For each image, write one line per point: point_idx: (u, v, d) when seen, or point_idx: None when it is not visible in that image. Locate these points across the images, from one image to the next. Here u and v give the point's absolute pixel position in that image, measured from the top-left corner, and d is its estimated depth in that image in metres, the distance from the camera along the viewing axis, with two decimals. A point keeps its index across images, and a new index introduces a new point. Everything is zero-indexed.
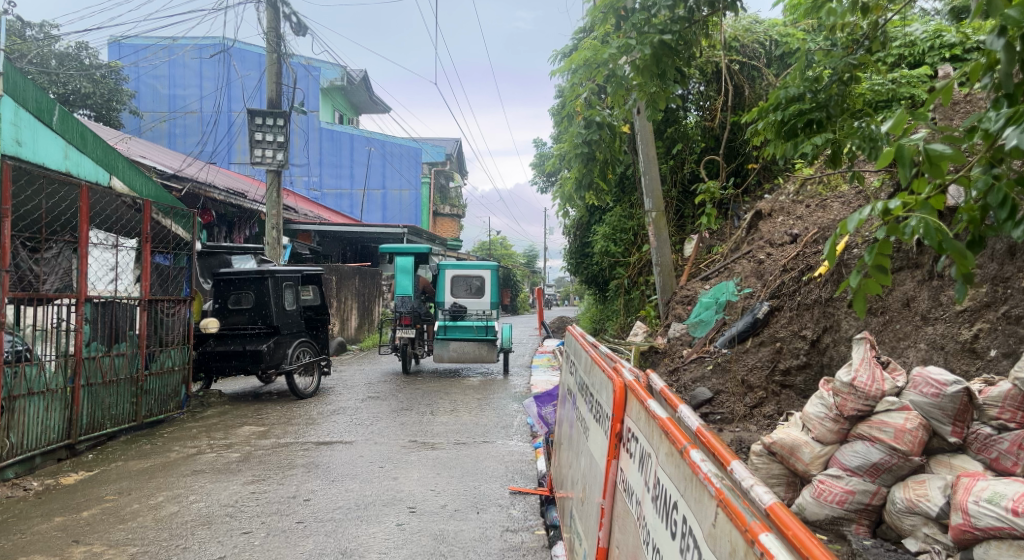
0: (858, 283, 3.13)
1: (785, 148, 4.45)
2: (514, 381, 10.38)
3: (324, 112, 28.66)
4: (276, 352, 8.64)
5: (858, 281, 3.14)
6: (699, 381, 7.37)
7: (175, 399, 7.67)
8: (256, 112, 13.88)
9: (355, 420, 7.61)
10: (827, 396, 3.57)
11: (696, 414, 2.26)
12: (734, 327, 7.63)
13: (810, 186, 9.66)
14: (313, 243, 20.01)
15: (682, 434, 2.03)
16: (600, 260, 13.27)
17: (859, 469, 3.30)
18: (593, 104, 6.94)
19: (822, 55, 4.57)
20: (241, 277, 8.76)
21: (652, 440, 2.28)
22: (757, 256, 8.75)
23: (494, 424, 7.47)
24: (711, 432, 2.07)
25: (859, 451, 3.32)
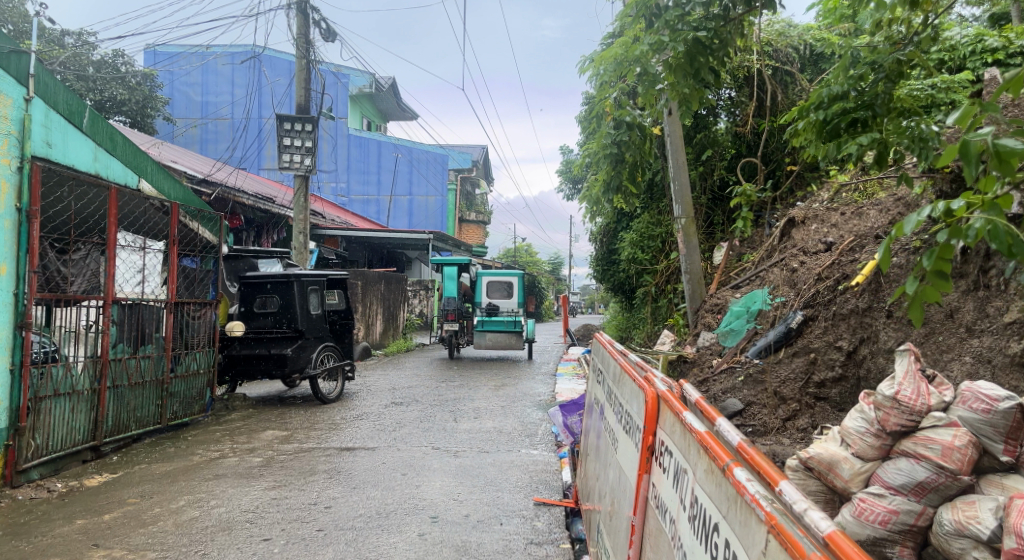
0: (915, 290, 2.93)
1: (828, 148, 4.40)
2: (539, 388, 10.25)
3: (353, 119, 28.87)
4: (300, 356, 8.62)
5: (914, 288, 2.94)
6: (729, 392, 7.18)
7: (200, 403, 7.65)
8: (284, 118, 13.91)
9: (378, 426, 7.52)
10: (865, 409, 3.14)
11: (735, 428, 2.12)
12: (766, 337, 7.43)
13: (845, 193, 9.44)
14: (339, 248, 20.11)
15: (723, 450, 1.91)
16: (627, 267, 13.11)
17: (903, 487, 2.88)
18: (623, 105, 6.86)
19: (868, 52, 4.39)
20: (267, 280, 8.75)
21: (689, 455, 2.13)
22: (790, 264, 8.54)
23: (518, 432, 7.33)
24: (754, 448, 1.94)
25: (903, 468, 2.89)
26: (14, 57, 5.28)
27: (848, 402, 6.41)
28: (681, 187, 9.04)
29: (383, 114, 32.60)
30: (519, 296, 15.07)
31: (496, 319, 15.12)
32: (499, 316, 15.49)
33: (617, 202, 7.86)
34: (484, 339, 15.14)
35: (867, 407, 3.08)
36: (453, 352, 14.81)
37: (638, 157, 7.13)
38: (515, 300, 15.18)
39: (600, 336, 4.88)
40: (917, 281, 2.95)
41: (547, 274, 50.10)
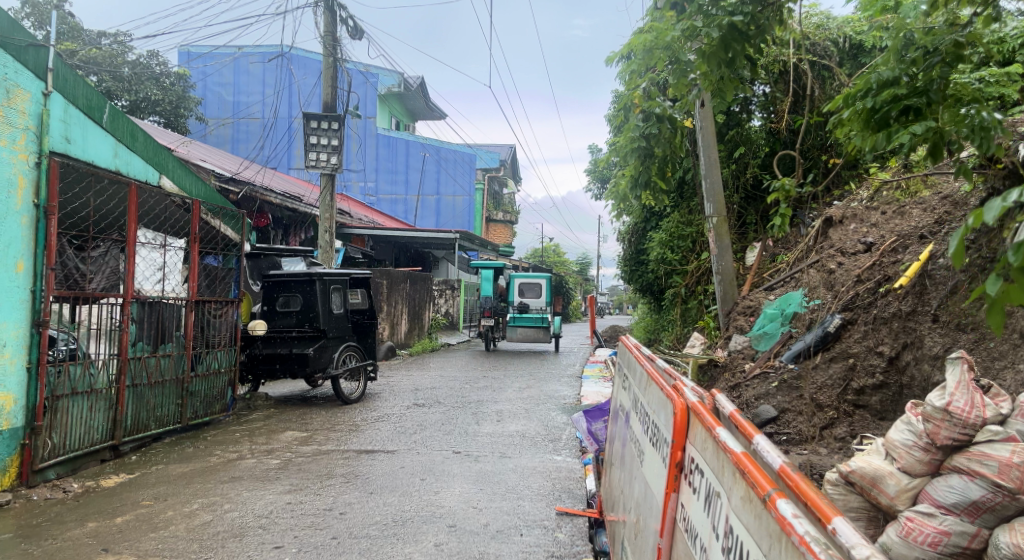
0: (999, 290, 2.57)
1: (877, 138, 4.22)
2: (564, 390, 10.04)
3: (382, 118, 28.90)
4: (322, 356, 8.50)
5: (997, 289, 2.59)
6: (763, 398, 6.89)
7: (221, 402, 7.56)
8: (311, 116, 13.86)
9: (399, 428, 7.37)
10: (911, 419, 2.63)
11: (776, 449, 1.90)
12: (802, 341, 7.15)
13: (886, 192, 9.09)
14: (366, 247, 20.11)
15: (763, 476, 1.68)
16: (656, 268, 12.84)
17: (956, 507, 2.39)
18: (654, 97, 6.63)
19: (924, 34, 4.16)
20: (290, 279, 8.66)
21: (724, 478, 1.90)
22: (827, 264, 8.21)
23: (542, 436, 7.13)
24: (799, 474, 1.71)
25: (955, 487, 2.41)
26: (31, 51, 5.21)
27: (889, 410, 6.09)
28: (714, 185, 8.75)
29: (411, 114, 32.60)
30: (548, 295, 16.34)
31: (527, 316, 16.41)
32: (530, 314, 16.70)
33: (648, 201, 7.61)
34: (516, 333, 16.50)
35: (916, 419, 2.60)
36: (489, 345, 16.27)
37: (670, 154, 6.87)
38: (545, 299, 16.51)
39: (627, 339, 4.65)
40: (1002, 280, 2.59)
41: (575, 274, 49.82)
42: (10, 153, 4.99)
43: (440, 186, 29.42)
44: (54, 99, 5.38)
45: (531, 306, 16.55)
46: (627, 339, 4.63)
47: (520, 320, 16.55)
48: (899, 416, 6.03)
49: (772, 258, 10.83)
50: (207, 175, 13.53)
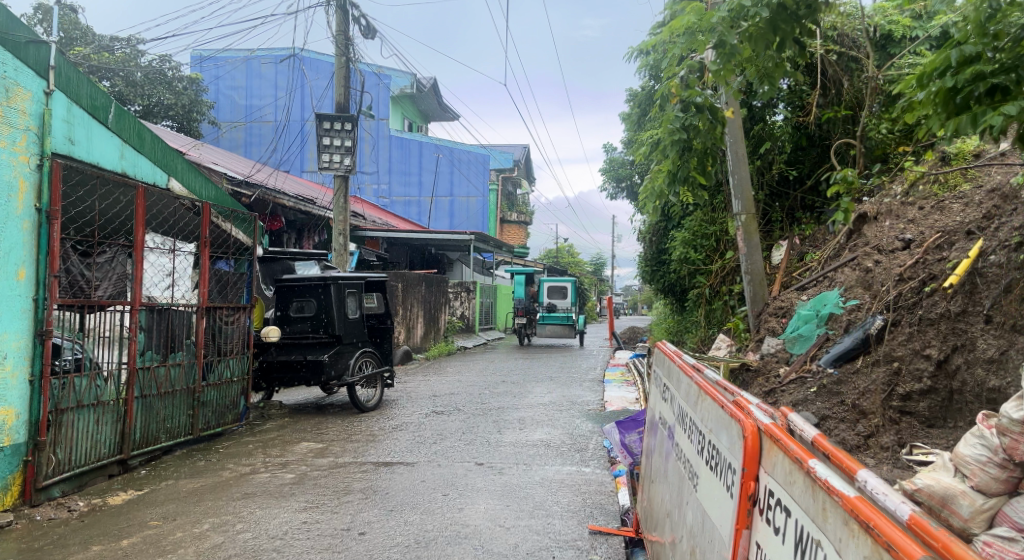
0: None
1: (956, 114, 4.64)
2: (586, 395, 9.73)
3: (394, 120, 28.68)
4: (337, 363, 8.23)
5: None
6: (801, 404, 6.53)
7: (233, 412, 7.29)
8: (323, 117, 13.62)
9: (418, 438, 7.08)
10: (982, 431, 2.34)
11: (896, 495, 1.62)
12: (840, 344, 6.80)
13: (923, 186, 8.72)
14: (380, 250, 19.88)
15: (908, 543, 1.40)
16: (678, 268, 12.49)
17: None
18: (692, 85, 6.28)
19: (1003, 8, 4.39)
20: (303, 284, 8.41)
21: (835, 529, 1.61)
22: (864, 263, 7.83)
23: (567, 446, 6.80)
24: (944, 536, 1.44)
25: None
26: (32, 48, 4.96)
27: (938, 417, 5.75)
28: (743, 181, 8.40)
29: (424, 115, 32.41)
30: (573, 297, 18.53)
31: (554, 315, 18.56)
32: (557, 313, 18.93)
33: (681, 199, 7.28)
34: (545, 329, 18.75)
35: (988, 430, 2.31)
36: (522, 340, 18.52)
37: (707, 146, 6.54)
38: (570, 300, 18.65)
39: (666, 347, 4.26)
40: None
41: (589, 275, 49.49)
42: (9, 155, 4.75)
43: (453, 187, 29.17)
44: (55, 98, 5.12)
45: (559, 307, 18.80)
46: (666, 347, 4.23)
47: (548, 319, 18.79)
48: (949, 423, 5.69)
49: (801, 257, 10.49)
50: (219, 178, 13.35)
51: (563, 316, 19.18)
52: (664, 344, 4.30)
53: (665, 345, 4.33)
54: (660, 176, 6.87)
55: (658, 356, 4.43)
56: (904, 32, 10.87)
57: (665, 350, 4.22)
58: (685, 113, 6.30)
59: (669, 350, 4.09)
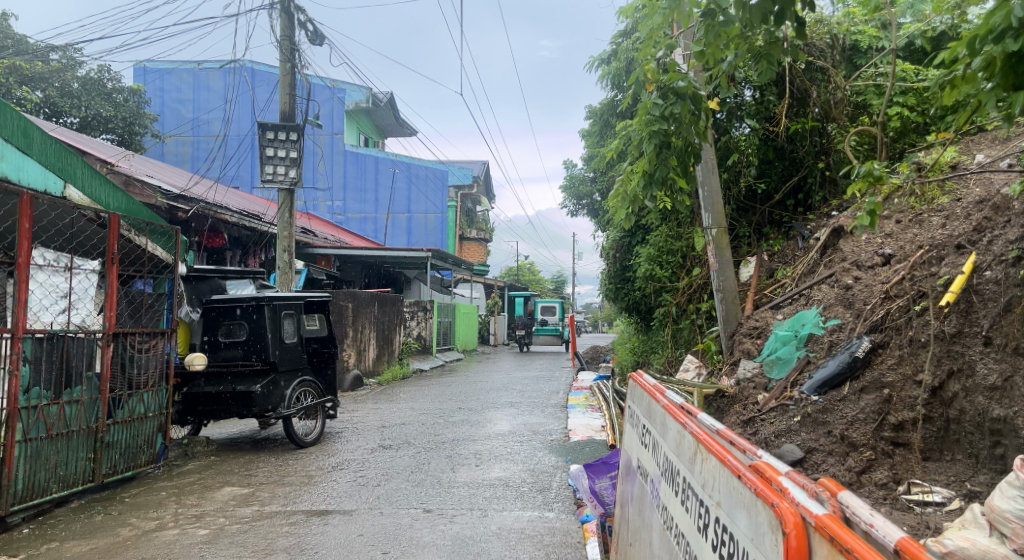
0: None
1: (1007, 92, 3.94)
2: (549, 422, 9.05)
3: (350, 135, 27.77)
4: (272, 394, 7.40)
5: None
6: (784, 435, 5.92)
7: (148, 452, 6.41)
8: (267, 127, 12.78)
9: (360, 480, 6.26)
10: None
11: None
12: (823, 368, 6.22)
13: (898, 199, 8.28)
14: (332, 268, 19.01)
15: None
16: (643, 286, 11.94)
17: None
18: (675, 69, 5.62)
19: None
20: (233, 305, 7.60)
21: None
22: (843, 280, 7.32)
23: (528, 485, 6.08)
24: None
25: None
26: None
27: (934, 449, 5.17)
28: (713, 193, 7.95)
29: (380, 131, 31.64)
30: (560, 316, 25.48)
31: (547, 328, 26.37)
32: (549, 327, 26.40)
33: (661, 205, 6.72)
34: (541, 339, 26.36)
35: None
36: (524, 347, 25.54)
37: (692, 140, 5.95)
38: (557, 317, 26.40)
39: (647, 381, 3.61)
40: None
41: (550, 292, 49.14)
42: None
43: (411, 204, 28.43)
44: None
45: (549, 322, 26.07)
46: (647, 381, 3.58)
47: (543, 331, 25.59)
48: (946, 456, 5.11)
49: (771, 274, 10.07)
50: (153, 192, 12.46)
51: (552, 330, 26.41)
52: (644, 378, 3.65)
53: (645, 379, 3.68)
54: (636, 178, 6.23)
55: (636, 392, 3.78)
56: (871, 43, 10.58)
57: (646, 384, 3.57)
58: (665, 102, 5.72)
59: (651, 385, 3.44)
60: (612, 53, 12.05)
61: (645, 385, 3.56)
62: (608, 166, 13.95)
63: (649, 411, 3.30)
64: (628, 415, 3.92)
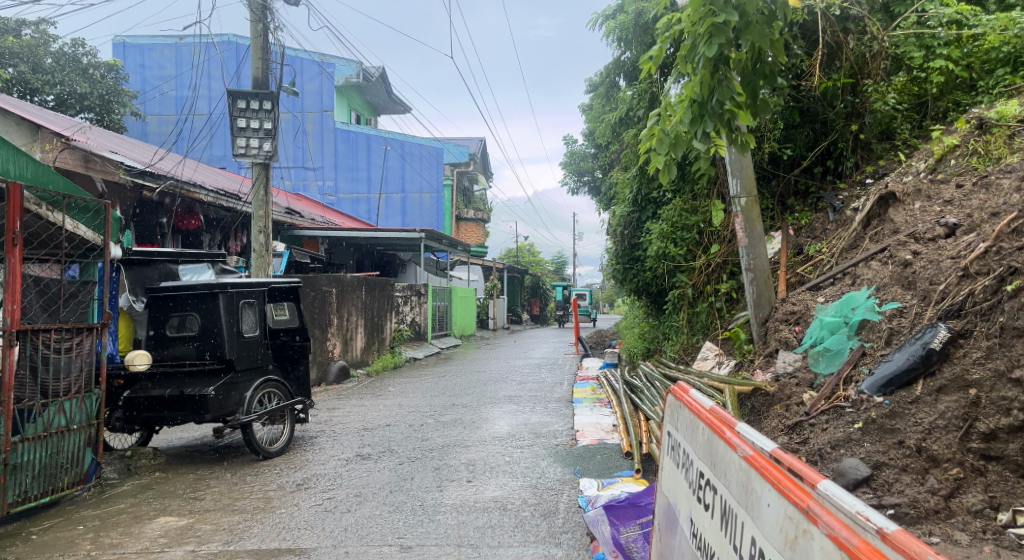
0: None
1: None
2: (552, 421, 7.98)
3: (341, 112, 26.53)
4: (229, 396, 6.31)
5: None
6: (844, 444, 4.82)
7: (77, 471, 5.38)
8: (238, 95, 11.54)
9: (329, 504, 5.16)
10: None
11: None
12: (888, 361, 5.11)
13: (956, 158, 7.07)
14: (320, 251, 17.89)
15: None
16: (653, 265, 10.85)
17: None
18: None
19: None
20: (182, 293, 6.50)
21: None
22: (899, 255, 6.18)
23: (529, 510, 5.03)
24: None
25: None
26: None
27: None
28: (743, 158, 7.05)
29: (372, 108, 30.36)
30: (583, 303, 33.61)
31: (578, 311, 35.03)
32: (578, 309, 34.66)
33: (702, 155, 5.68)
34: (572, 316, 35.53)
35: None
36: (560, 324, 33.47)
37: (761, 54, 5.09)
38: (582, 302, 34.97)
39: (701, 401, 2.54)
40: None
41: (550, 273, 48.19)
42: None
43: (405, 183, 27.23)
44: None
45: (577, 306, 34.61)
46: (700, 402, 2.53)
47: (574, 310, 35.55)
48: None
49: (799, 250, 8.99)
50: (116, 169, 11.32)
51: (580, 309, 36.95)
52: (693, 397, 2.58)
53: (696, 395, 2.61)
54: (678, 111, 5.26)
55: (681, 411, 2.71)
56: None
57: (699, 407, 2.51)
58: None
59: (712, 412, 2.39)
60: (618, 8, 10.93)
61: (697, 409, 2.51)
62: (613, 134, 12.76)
63: (711, 453, 2.28)
64: (668, 438, 2.88)
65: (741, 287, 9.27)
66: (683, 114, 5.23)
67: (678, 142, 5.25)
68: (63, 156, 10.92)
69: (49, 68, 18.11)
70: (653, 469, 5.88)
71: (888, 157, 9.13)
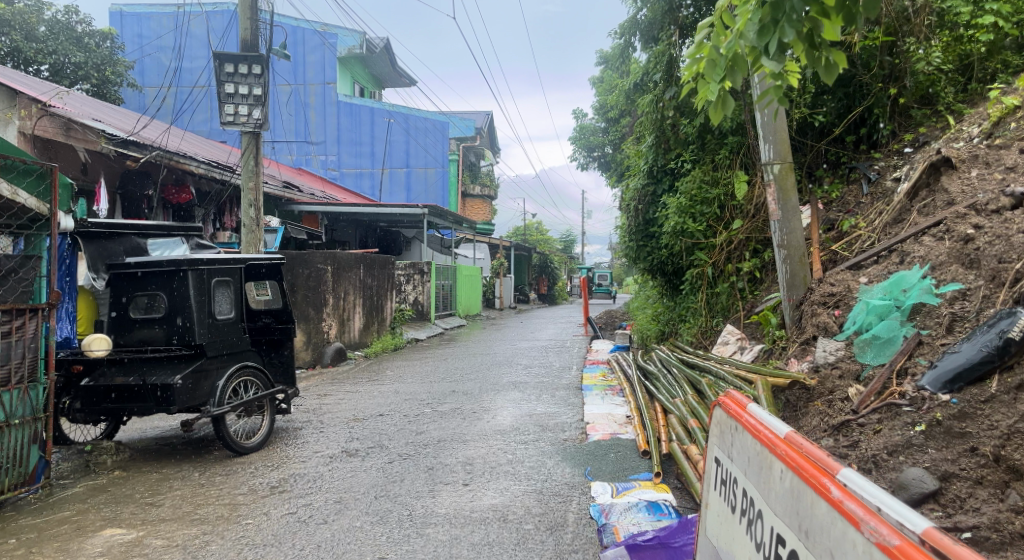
0: None
1: None
2: (559, 412, 7.28)
3: (344, 85, 25.66)
4: (199, 386, 5.65)
5: None
6: (904, 449, 4.09)
7: (20, 471, 4.72)
8: (225, 58, 10.74)
9: (304, 513, 4.48)
10: None
11: None
12: (956, 352, 4.37)
13: (1018, 121, 6.28)
14: (320, 227, 17.19)
15: None
16: (669, 243, 10.08)
17: None
18: None
19: None
20: (148, 270, 5.77)
21: None
22: (958, 229, 5.41)
23: (533, 522, 4.35)
24: None
25: None
26: None
27: None
28: (776, 120, 6.31)
29: (376, 81, 29.48)
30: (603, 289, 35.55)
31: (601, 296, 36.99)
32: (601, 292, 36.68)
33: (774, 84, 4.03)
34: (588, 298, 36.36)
35: None
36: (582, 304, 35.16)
37: None
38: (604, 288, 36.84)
39: (774, 428, 2.05)
40: None
41: (558, 252, 47.40)
42: None
43: (409, 157, 26.43)
44: None
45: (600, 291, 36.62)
46: (772, 428, 2.04)
47: None
48: None
49: (830, 226, 8.24)
50: (97, 137, 10.32)
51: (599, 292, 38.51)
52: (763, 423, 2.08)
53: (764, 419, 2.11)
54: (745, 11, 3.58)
55: (739, 435, 2.22)
56: None
57: (771, 435, 2.03)
58: None
59: (795, 448, 1.92)
60: None
61: (768, 439, 2.02)
62: (628, 101, 11.91)
63: (800, 512, 1.81)
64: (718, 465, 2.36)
65: (765, 265, 8.56)
66: (749, 22, 3.58)
67: (739, 65, 3.70)
68: (42, 123, 10.17)
69: (40, 34, 17.29)
70: (675, 472, 5.19)
71: (929, 124, 8.29)
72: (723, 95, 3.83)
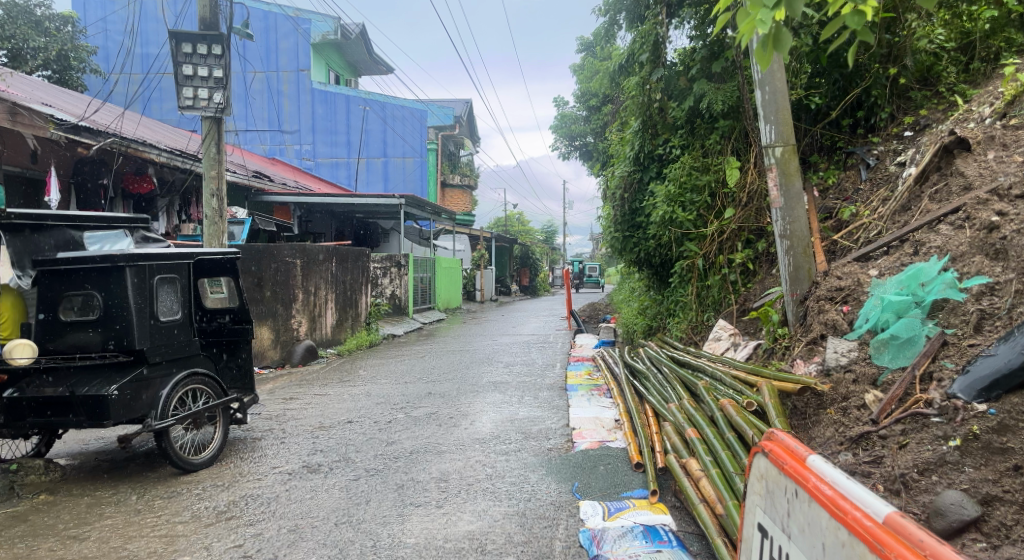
0: None
1: None
2: (543, 417, 6.73)
3: (319, 72, 24.84)
4: (139, 397, 5.04)
5: None
6: (936, 468, 3.60)
7: None
8: (181, 36, 10.01)
9: (248, 547, 3.89)
10: None
11: None
12: (990, 356, 3.87)
13: None
14: (292, 219, 16.49)
15: None
16: (657, 233, 9.55)
17: None
18: None
19: None
20: (79, 267, 5.12)
21: None
22: (980, 216, 4.88)
23: (515, 554, 3.79)
24: None
25: None
26: None
27: None
28: (778, 98, 5.79)
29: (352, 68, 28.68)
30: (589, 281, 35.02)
31: None
32: None
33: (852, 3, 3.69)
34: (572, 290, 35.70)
35: None
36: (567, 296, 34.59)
37: None
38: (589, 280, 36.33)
39: (871, 513, 1.94)
40: None
41: (541, 243, 46.70)
42: None
43: (386, 146, 25.71)
44: None
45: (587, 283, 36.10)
46: (871, 516, 1.93)
47: None
48: None
49: (829, 215, 7.74)
50: (44, 123, 9.57)
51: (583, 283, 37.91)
52: (856, 506, 1.97)
53: (849, 494, 2.03)
54: None
55: (810, 506, 2.14)
56: None
57: (870, 526, 1.92)
58: None
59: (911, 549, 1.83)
60: None
61: (869, 532, 1.92)
62: (613, 85, 11.32)
63: None
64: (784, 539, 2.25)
65: (759, 256, 8.08)
66: None
67: None
68: None
69: None
70: (672, 488, 4.67)
71: (931, 105, 7.79)
72: (779, 28, 3.20)
